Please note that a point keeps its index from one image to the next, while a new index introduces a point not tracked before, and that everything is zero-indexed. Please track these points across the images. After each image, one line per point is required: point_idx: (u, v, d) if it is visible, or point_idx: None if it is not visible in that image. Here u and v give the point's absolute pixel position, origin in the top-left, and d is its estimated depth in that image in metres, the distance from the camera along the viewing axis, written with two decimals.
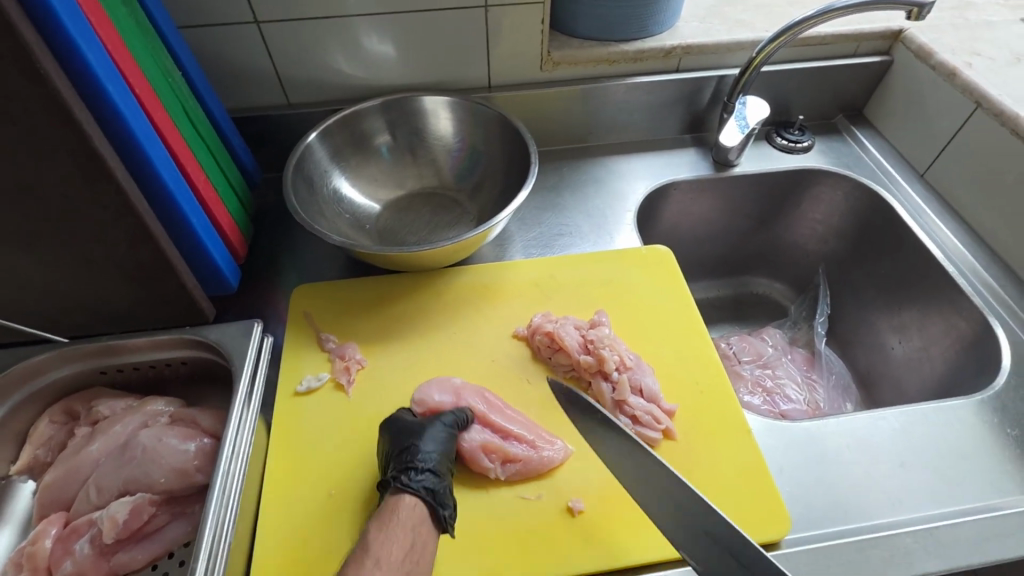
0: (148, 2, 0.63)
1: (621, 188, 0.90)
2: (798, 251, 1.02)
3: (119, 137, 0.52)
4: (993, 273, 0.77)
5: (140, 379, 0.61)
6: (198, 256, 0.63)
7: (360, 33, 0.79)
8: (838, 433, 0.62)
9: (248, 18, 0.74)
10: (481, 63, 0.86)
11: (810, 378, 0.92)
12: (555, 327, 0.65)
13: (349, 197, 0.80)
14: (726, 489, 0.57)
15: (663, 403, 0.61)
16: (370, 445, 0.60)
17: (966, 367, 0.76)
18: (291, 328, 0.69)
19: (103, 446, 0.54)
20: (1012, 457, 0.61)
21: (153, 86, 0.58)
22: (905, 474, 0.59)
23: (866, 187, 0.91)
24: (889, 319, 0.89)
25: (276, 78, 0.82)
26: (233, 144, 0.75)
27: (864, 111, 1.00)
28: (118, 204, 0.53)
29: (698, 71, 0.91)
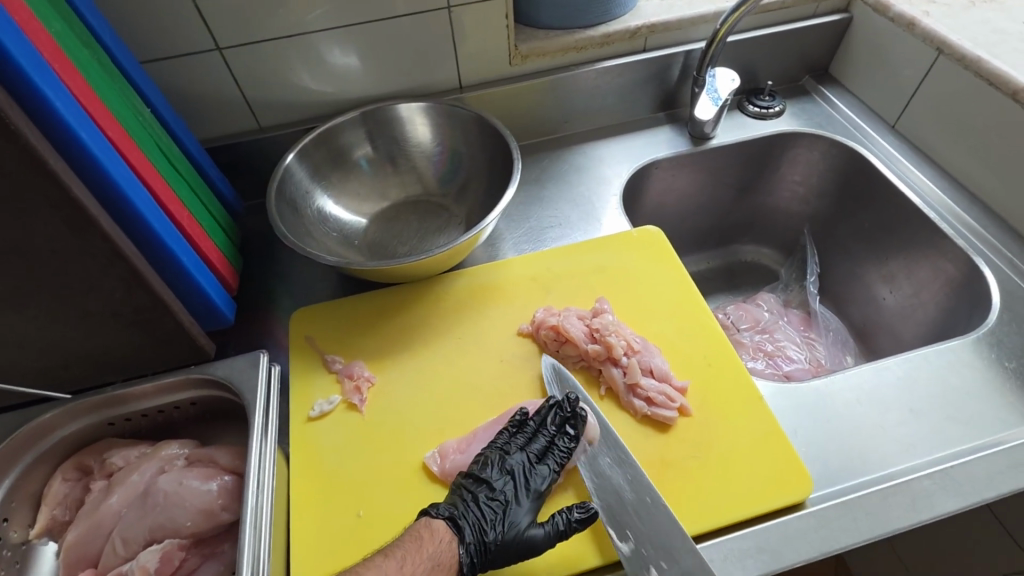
0: (108, 40, 0.62)
1: (603, 173, 0.91)
2: (782, 214, 1.04)
3: (98, 183, 0.51)
4: (973, 214, 0.79)
5: (150, 425, 0.60)
6: (191, 293, 0.62)
7: (323, 48, 0.78)
8: (846, 388, 0.64)
9: (208, 46, 0.73)
10: (450, 65, 0.85)
11: (809, 338, 0.93)
12: (559, 320, 0.65)
13: (335, 215, 0.80)
14: (747, 456, 0.58)
15: (675, 381, 0.62)
16: (393, 461, 0.59)
17: (958, 307, 0.78)
18: (294, 354, 0.68)
19: (123, 497, 0.53)
20: (1013, 390, 0.63)
21: (125, 127, 0.57)
22: (914, 420, 0.61)
23: (841, 144, 0.92)
24: (877, 270, 0.91)
25: (245, 104, 0.81)
26: (211, 175, 0.74)
27: (830, 70, 1.02)
28: (106, 250, 0.52)
29: (665, 48, 0.91)
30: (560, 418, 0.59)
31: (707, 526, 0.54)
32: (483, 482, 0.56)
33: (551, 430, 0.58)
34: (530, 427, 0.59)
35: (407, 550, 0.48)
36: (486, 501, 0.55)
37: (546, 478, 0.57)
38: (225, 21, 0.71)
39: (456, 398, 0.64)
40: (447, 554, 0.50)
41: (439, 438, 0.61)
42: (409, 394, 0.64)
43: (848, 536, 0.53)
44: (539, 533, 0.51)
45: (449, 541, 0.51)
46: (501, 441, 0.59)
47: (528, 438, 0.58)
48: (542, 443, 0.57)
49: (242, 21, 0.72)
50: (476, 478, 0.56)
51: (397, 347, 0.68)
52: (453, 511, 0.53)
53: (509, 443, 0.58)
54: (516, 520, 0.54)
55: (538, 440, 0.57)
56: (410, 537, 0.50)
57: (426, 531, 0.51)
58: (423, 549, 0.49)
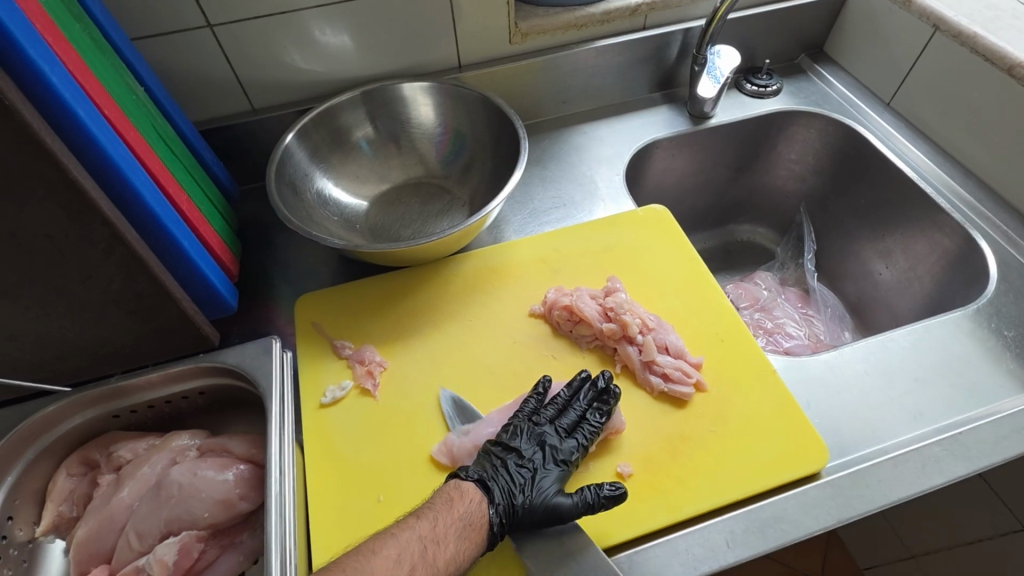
0: (97, 13, 0.58)
1: (604, 153, 0.90)
2: (778, 194, 1.05)
3: (97, 165, 0.49)
4: (968, 188, 0.81)
5: (156, 417, 0.58)
6: (194, 280, 0.60)
7: (318, 25, 0.75)
8: (854, 360, 0.65)
9: (199, 22, 0.70)
10: (449, 43, 0.83)
11: (807, 314, 0.95)
12: (572, 300, 0.65)
13: (336, 198, 0.77)
14: (764, 429, 0.58)
15: (689, 357, 0.62)
16: (410, 445, 0.59)
17: (954, 280, 0.80)
18: (301, 341, 0.66)
19: (135, 490, 0.51)
20: (1013, 357, 0.65)
21: (121, 106, 0.54)
22: (921, 389, 0.62)
23: (838, 122, 0.93)
24: (873, 245, 0.92)
25: (238, 84, 0.78)
26: (206, 159, 0.71)
27: (824, 48, 1.03)
28: (107, 235, 0.50)
29: (664, 26, 0.91)
30: (592, 394, 0.60)
31: (729, 498, 0.54)
32: (513, 449, 0.56)
33: (582, 405, 0.59)
34: (560, 399, 0.60)
35: (437, 510, 0.49)
36: (514, 466, 0.55)
37: (574, 451, 0.56)
38: None
39: (470, 380, 0.63)
40: (477, 513, 0.50)
41: (457, 421, 0.60)
42: (423, 378, 0.63)
43: (866, 503, 0.54)
44: (567, 502, 0.51)
45: (479, 500, 0.51)
46: (530, 410, 0.59)
47: (559, 410, 0.59)
48: (575, 415, 0.58)
49: None
50: (506, 445, 0.57)
51: (407, 331, 0.67)
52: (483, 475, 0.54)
53: (540, 415, 0.59)
54: (543, 487, 0.53)
55: (570, 412, 0.58)
56: (440, 499, 0.50)
57: (455, 493, 0.51)
58: (453, 509, 0.49)
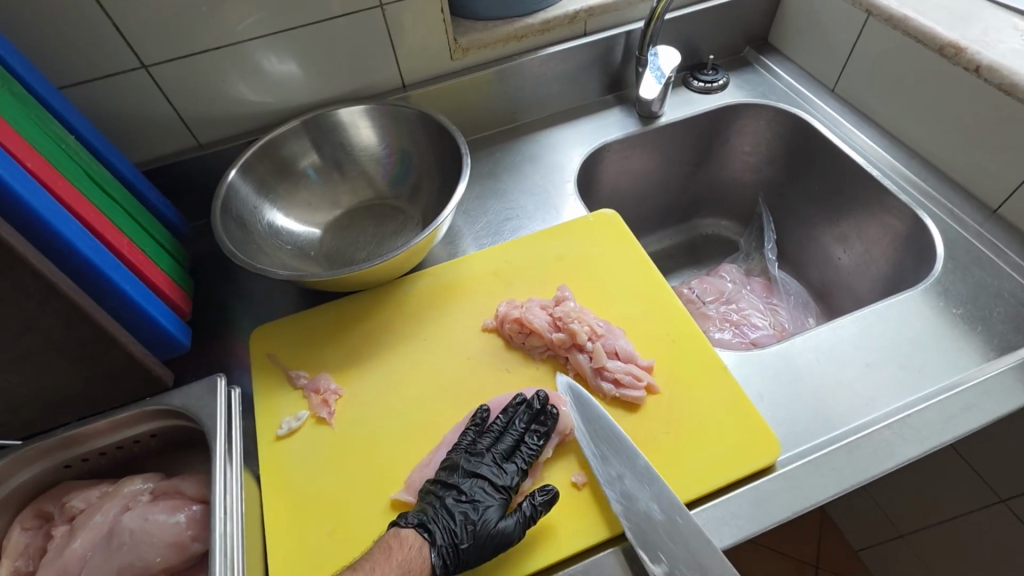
0: (17, 67, 0.59)
1: (556, 160, 0.91)
2: (736, 185, 1.06)
3: (22, 218, 0.49)
4: (913, 168, 0.82)
5: (111, 463, 0.58)
6: (143, 323, 0.60)
7: (256, 57, 0.76)
8: (806, 349, 0.65)
9: (133, 64, 0.70)
10: (390, 64, 0.84)
11: (772, 304, 0.95)
12: (521, 312, 0.65)
13: (287, 227, 0.78)
14: (716, 427, 0.59)
15: (640, 360, 0.63)
16: (363, 471, 0.59)
17: (907, 260, 0.80)
18: (256, 373, 0.66)
19: (88, 540, 0.51)
20: (963, 334, 0.65)
21: (47, 157, 0.55)
22: (871, 374, 0.63)
23: (785, 112, 0.94)
24: (830, 231, 0.93)
25: (181, 122, 0.78)
26: (151, 199, 0.71)
27: (768, 39, 1.03)
28: (41, 286, 0.50)
29: (605, 30, 0.91)
30: (528, 416, 0.59)
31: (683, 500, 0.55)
32: (452, 485, 0.56)
33: (519, 428, 0.58)
34: (496, 426, 0.59)
35: (375, 560, 0.49)
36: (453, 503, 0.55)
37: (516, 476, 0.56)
38: (148, 36, 0.69)
39: (426, 400, 0.63)
40: (418, 558, 0.50)
41: (413, 442, 0.61)
42: (378, 402, 0.64)
43: (817, 493, 0.54)
44: (510, 525, 0.52)
45: (420, 546, 0.51)
46: (467, 443, 0.58)
47: (496, 438, 0.58)
48: (511, 441, 0.58)
49: (166, 35, 0.69)
50: (445, 480, 0.56)
51: (362, 356, 0.67)
52: (423, 518, 0.53)
53: (476, 443, 0.58)
54: (487, 516, 0.54)
55: (505, 440, 0.58)
56: (379, 547, 0.50)
57: (395, 540, 0.51)
58: (391, 558, 0.49)
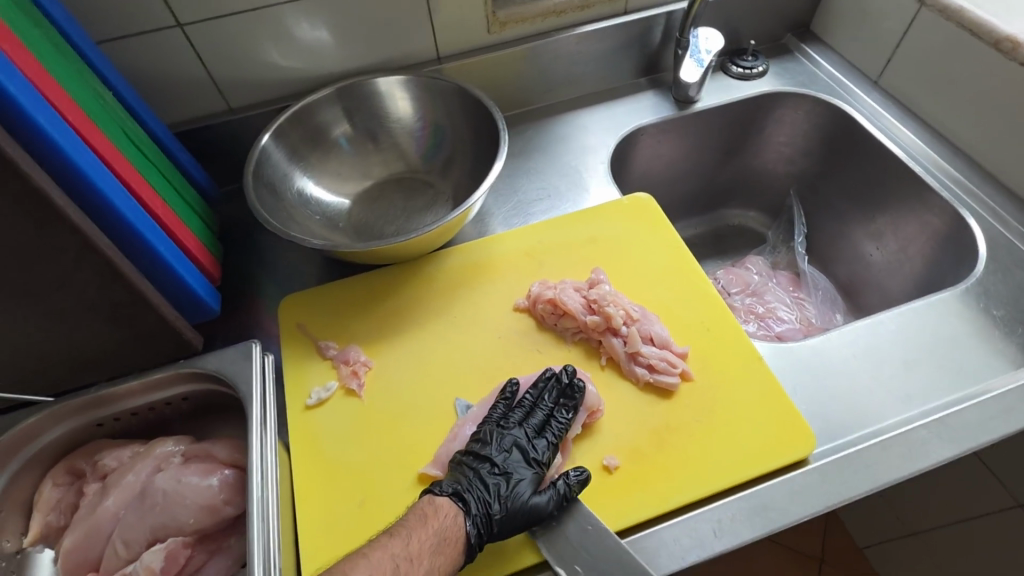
0: (57, 17, 0.57)
1: (589, 141, 0.89)
2: (767, 176, 1.04)
3: (63, 173, 0.48)
4: (957, 166, 0.80)
5: (141, 424, 0.58)
6: (174, 285, 0.60)
7: (292, 21, 0.74)
8: (842, 344, 0.65)
9: (170, 22, 0.69)
10: (428, 35, 0.82)
11: (799, 299, 0.94)
12: (555, 293, 0.65)
13: (317, 197, 0.77)
14: (750, 417, 0.58)
15: (675, 347, 0.62)
16: (391, 444, 0.59)
17: (943, 260, 0.79)
18: (285, 342, 0.66)
19: (120, 499, 0.51)
20: (1002, 336, 0.64)
21: (86, 112, 0.54)
22: (908, 372, 0.62)
23: (826, 102, 0.92)
24: (863, 227, 0.92)
25: (213, 84, 0.76)
26: (182, 161, 0.70)
27: (811, 27, 1.01)
28: (78, 244, 0.50)
29: (647, 10, 0.89)
30: (557, 391, 0.59)
31: (714, 489, 0.54)
32: (486, 457, 0.56)
33: (548, 403, 0.58)
34: (526, 401, 0.59)
35: (411, 526, 0.49)
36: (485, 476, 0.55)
37: (546, 450, 0.57)
38: None
39: (457, 377, 0.63)
40: (453, 526, 0.50)
41: (443, 417, 0.60)
42: (408, 376, 0.63)
43: (850, 488, 0.54)
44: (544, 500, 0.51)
45: (454, 515, 0.51)
46: (497, 417, 0.59)
47: (529, 415, 0.58)
48: (541, 416, 0.57)
49: None
50: (479, 453, 0.56)
51: (391, 330, 0.67)
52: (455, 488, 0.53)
53: (507, 419, 0.59)
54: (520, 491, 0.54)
55: (535, 416, 0.58)
56: (414, 515, 0.50)
57: (430, 508, 0.51)
58: (427, 524, 0.49)
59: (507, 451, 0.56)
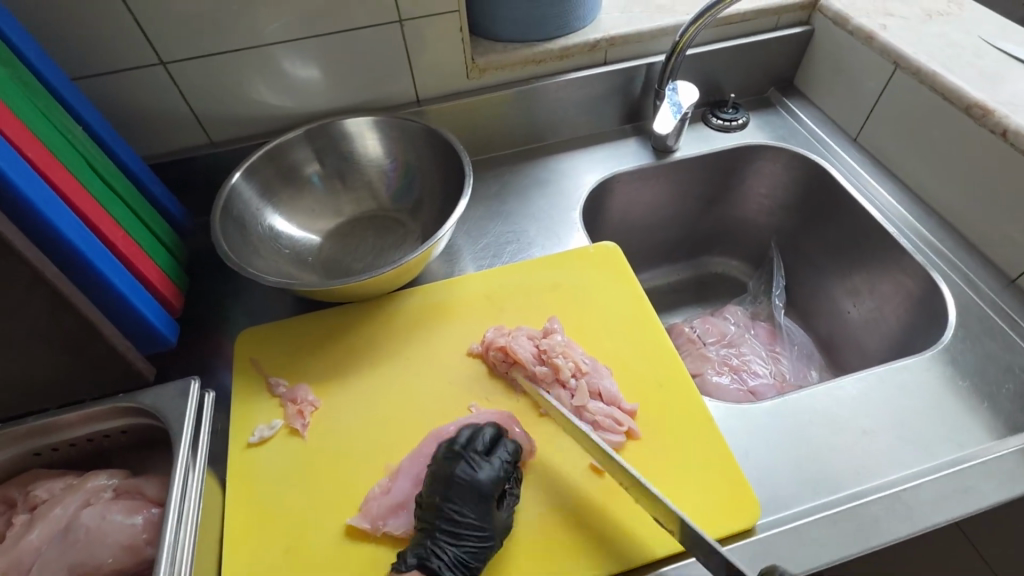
0: (32, 57, 0.60)
1: (564, 187, 0.90)
2: (749, 226, 1.03)
3: (16, 208, 0.50)
4: (930, 228, 0.79)
5: (82, 454, 0.58)
6: (129, 317, 0.60)
7: (273, 62, 0.76)
8: (799, 409, 0.63)
9: (152, 61, 0.72)
10: (407, 78, 0.84)
11: (774, 351, 0.92)
12: (507, 340, 0.64)
13: (286, 232, 0.78)
14: (694, 482, 0.57)
15: (624, 404, 0.61)
16: (327, 488, 0.58)
17: (917, 322, 0.77)
18: (236, 376, 0.66)
19: (44, 533, 0.51)
20: (967, 409, 0.62)
21: (50, 148, 0.56)
22: (866, 441, 0.60)
23: (804, 157, 0.92)
24: (842, 283, 0.91)
25: (194, 118, 0.79)
26: (155, 193, 0.72)
27: (795, 82, 1.02)
28: (25, 277, 0.51)
29: (627, 61, 0.90)
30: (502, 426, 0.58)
31: (652, 558, 0.52)
32: (463, 456, 0.55)
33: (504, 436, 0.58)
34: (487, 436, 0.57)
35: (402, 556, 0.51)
36: (503, 452, 0.56)
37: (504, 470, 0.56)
38: (168, 35, 0.70)
39: (402, 422, 0.62)
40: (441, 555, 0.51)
41: (383, 464, 0.59)
42: (355, 418, 0.63)
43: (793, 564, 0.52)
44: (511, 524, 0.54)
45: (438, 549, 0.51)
46: (449, 443, 0.56)
47: (470, 433, 0.57)
48: (469, 429, 0.57)
49: (186, 35, 0.70)
50: (450, 455, 0.55)
51: (343, 370, 0.67)
52: (501, 474, 0.55)
53: (452, 438, 0.57)
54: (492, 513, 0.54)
55: (488, 427, 0.57)
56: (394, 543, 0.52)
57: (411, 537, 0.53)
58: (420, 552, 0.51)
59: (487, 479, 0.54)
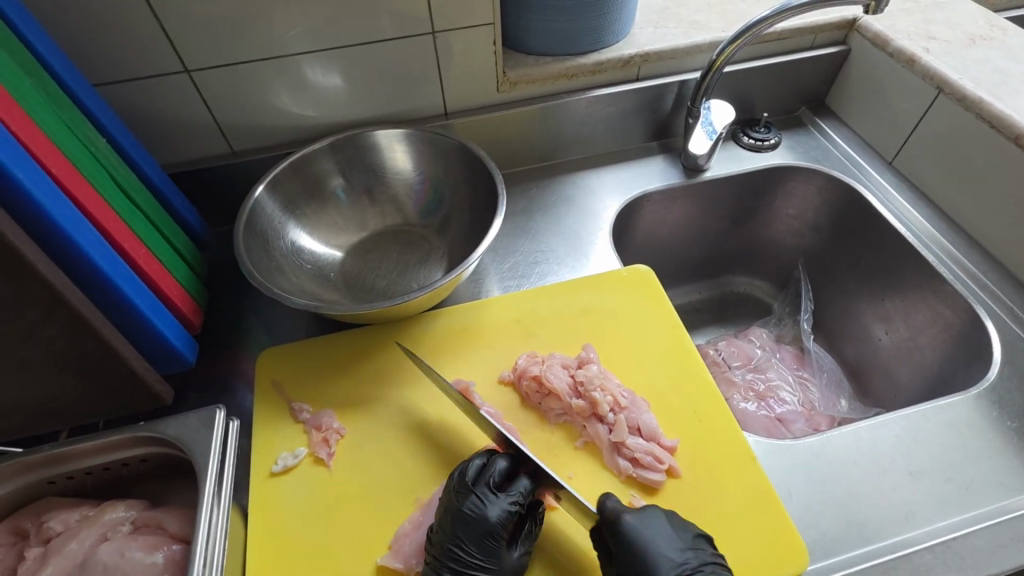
0: (55, 65, 0.58)
1: (592, 205, 0.87)
2: (776, 246, 1.01)
3: (38, 226, 0.47)
4: (970, 258, 0.77)
5: (97, 482, 0.55)
6: (150, 338, 0.58)
7: (301, 70, 0.74)
8: (843, 447, 0.60)
9: (176, 68, 0.69)
10: (436, 90, 0.81)
11: (802, 378, 0.89)
12: (541, 370, 0.62)
13: (309, 247, 0.75)
14: (739, 526, 0.54)
15: (663, 440, 0.59)
16: (356, 522, 0.55)
17: (956, 356, 0.75)
18: (257, 400, 0.64)
19: (58, 569, 0.48)
20: (1017, 452, 0.60)
21: (73, 161, 0.53)
22: (915, 484, 0.58)
23: (838, 179, 0.90)
24: (873, 309, 0.88)
25: (216, 127, 0.76)
26: (175, 204, 0.70)
27: (826, 101, 1.00)
28: (45, 300, 0.48)
29: (659, 77, 0.88)
30: (511, 462, 0.55)
31: None
32: (472, 491, 0.53)
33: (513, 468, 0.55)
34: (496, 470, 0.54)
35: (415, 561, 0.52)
36: (516, 488, 0.54)
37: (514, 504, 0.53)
38: (195, 42, 0.67)
39: (432, 453, 0.60)
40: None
41: (413, 498, 0.57)
42: (382, 447, 0.60)
43: None
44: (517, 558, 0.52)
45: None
46: (457, 477, 0.55)
47: (480, 466, 0.55)
48: (480, 461, 0.55)
49: (213, 42, 0.68)
50: (458, 489, 0.53)
51: (369, 394, 0.64)
52: (511, 513, 0.52)
53: (461, 472, 0.55)
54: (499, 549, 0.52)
55: (501, 460, 0.55)
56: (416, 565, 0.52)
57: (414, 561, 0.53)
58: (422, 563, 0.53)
59: (494, 515, 0.52)
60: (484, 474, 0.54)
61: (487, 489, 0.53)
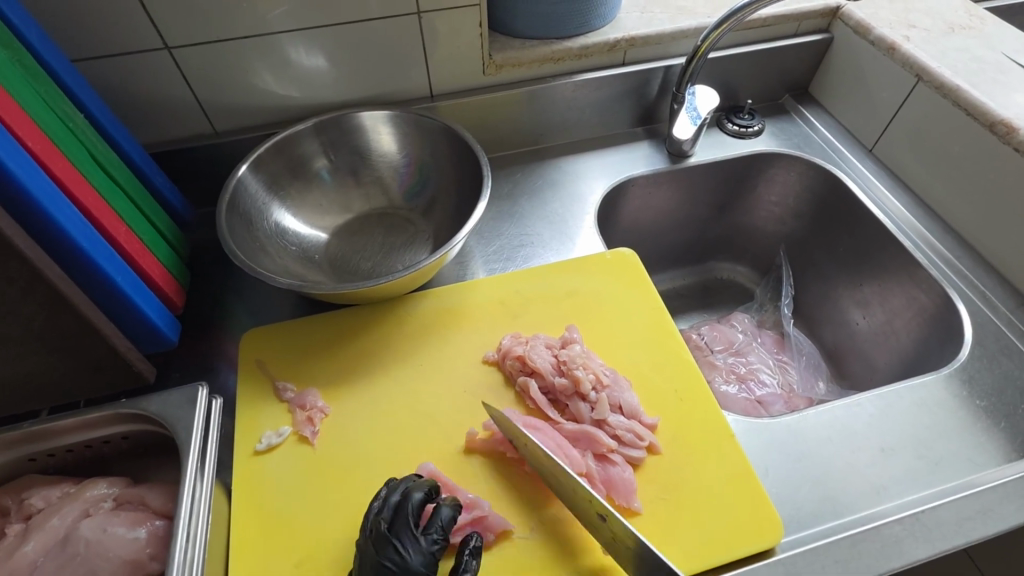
0: (31, 37, 0.57)
1: (577, 189, 0.88)
2: (759, 233, 1.03)
3: (16, 201, 0.47)
4: (945, 243, 0.79)
5: (78, 460, 0.55)
6: (130, 317, 0.57)
7: (285, 50, 0.73)
8: (818, 425, 0.62)
9: (156, 44, 0.68)
10: (422, 71, 0.81)
11: (782, 361, 0.91)
12: (525, 350, 0.63)
13: (293, 228, 0.75)
14: (716, 499, 0.56)
15: (644, 418, 0.60)
16: (341, 497, 0.56)
17: (930, 339, 0.77)
18: (242, 380, 0.64)
19: (41, 545, 0.49)
20: (984, 429, 0.62)
21: (50, 136, 0.53)
22: (886, 460, 0.60)
23: (819, 166, 0.91)
24: (851, 293, 0.90)
25: (198, 106, 0.75)
26: (156, 183, 0.69)
27: (810, 89, 1.01)
28: (23, 275, 0.48)
29: (644, 62, 0.89)
30: (423, 494, 0.52)
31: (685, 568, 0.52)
32: (390, 536, 0.49)
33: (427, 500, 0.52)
34: (410, 507, 0.51)
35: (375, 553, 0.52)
36: (436, 524, 0.51)
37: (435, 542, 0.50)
38: (175, 18, 0.66)
39: (416, 431, 0.60)
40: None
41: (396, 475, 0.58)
42: (366, 426, 0.61)
43: None
44: None
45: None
46: (372, 522, 0.51)
47: (396, 503, 0.52)
48: (396, 498, 0.52)
49: (193, 19, 0.67)
50: (375, 537, 0.50)
51: (353, 375, 0.65)
52: (435, 550, 0.50)
53: (377, 515, 0.51)
54: None
55: (417, 493, 0.52)
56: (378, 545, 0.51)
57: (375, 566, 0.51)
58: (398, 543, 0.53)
59: (414, 561, 0.49)
60: (396, 508, 0.51)
61: (401, 532, 0.50)
